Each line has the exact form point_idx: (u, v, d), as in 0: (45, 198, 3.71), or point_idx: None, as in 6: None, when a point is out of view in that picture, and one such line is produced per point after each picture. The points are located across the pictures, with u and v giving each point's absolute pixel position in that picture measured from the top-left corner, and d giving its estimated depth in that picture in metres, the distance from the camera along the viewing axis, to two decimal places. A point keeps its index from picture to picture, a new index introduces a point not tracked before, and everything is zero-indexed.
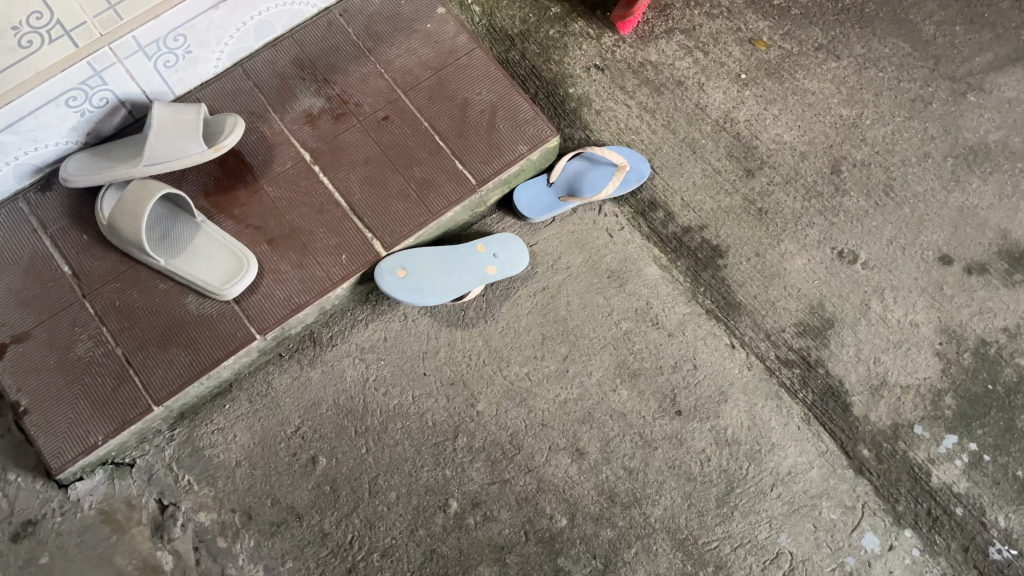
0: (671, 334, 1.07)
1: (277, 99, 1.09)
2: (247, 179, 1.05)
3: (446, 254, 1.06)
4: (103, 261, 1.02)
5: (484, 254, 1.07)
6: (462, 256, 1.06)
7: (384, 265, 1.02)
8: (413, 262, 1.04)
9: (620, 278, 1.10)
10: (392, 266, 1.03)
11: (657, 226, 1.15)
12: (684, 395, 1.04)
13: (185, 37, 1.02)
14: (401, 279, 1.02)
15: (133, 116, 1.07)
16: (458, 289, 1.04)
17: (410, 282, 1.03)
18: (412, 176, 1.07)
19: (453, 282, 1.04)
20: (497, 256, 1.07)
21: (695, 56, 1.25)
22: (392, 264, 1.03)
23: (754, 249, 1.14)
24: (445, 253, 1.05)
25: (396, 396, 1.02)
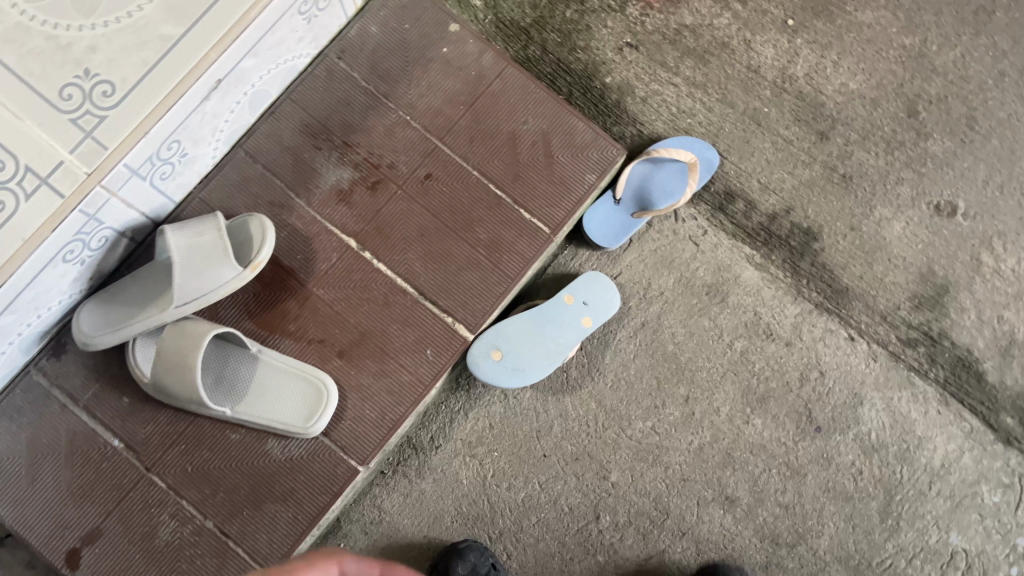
0: (789, 344, 0.99)
1: (297, 179, 0.93)
2: (293, 285, 0.90)
3: (533, 317, 0.93)
4: (157, 423, 0.87)
5: (574, 304, 0.94)
6: (552, 311, 0.93)
7: (473, 352, 0.91)
8: (503, 340, 0.91)
9: (719, 293, 1.00)
10: (481, 351, 0.91)
11: (741, 219, 1.03)
12: (818, 408, 0.97)
13: (179, 142, 0.84)
14: (497, 363, 0.90)
15: (135, 240, 0.90)
16: (559, 355, 0.92)
17: (507, 364, 0.91)
18: (477, 239, 0.92)
19: (551, 348, 0.92)
20: (588, 301, 0.95)
21: (734, 9, 1.09)
22: (481, 348, 0.91)
23: (848, 223, 1.04)
24: (532, 316, 0.93)
25: (522, 488, 0.92)
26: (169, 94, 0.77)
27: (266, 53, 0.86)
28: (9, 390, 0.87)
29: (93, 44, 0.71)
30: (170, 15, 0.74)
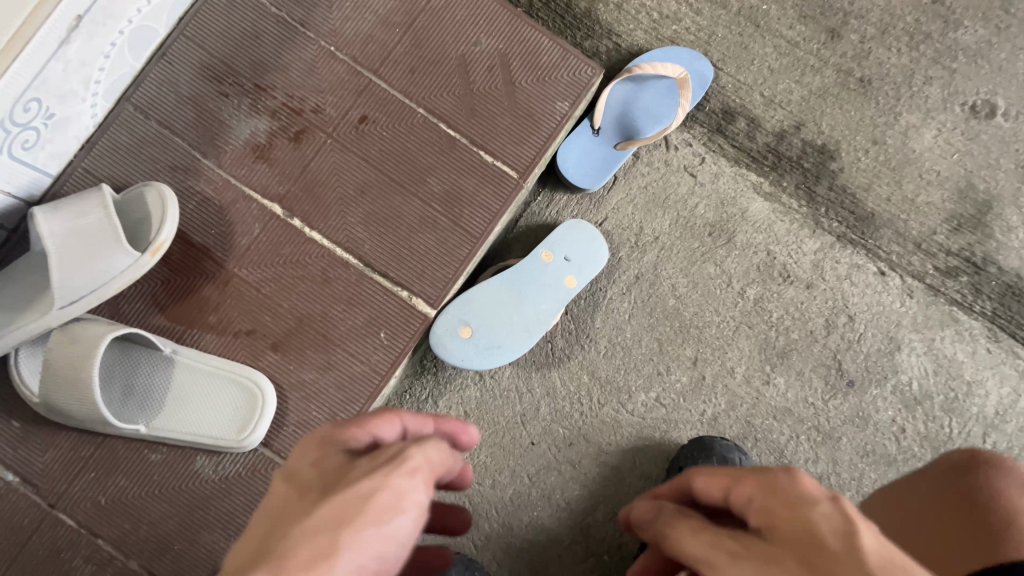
0: (810, 286, 0.84)
1: (203, 136, 0.75)
2: (209, 268, 0.74)
3: (504, 282, 0.77)
4: (58, 448, 0.71)
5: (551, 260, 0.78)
6: (531, 275, 0.77)
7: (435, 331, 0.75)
8: (470, 313, 0.75)
9: (724, 232, 0.84)
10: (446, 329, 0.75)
11: (743, 140, 0.87)
12: (849, 359, 0.82)
13: (40, 99, 0.65)
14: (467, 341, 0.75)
15: (6, 227, 0.72)
16: (539, 323, 0.76)
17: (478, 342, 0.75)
18: (430, 192, 0.76)
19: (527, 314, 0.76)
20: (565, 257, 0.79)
21: None
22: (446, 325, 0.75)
23: (869, 136, 0.88)
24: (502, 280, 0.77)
25: (509, 484, 0.78)
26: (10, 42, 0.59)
27: None
28: None
29: None
30: None
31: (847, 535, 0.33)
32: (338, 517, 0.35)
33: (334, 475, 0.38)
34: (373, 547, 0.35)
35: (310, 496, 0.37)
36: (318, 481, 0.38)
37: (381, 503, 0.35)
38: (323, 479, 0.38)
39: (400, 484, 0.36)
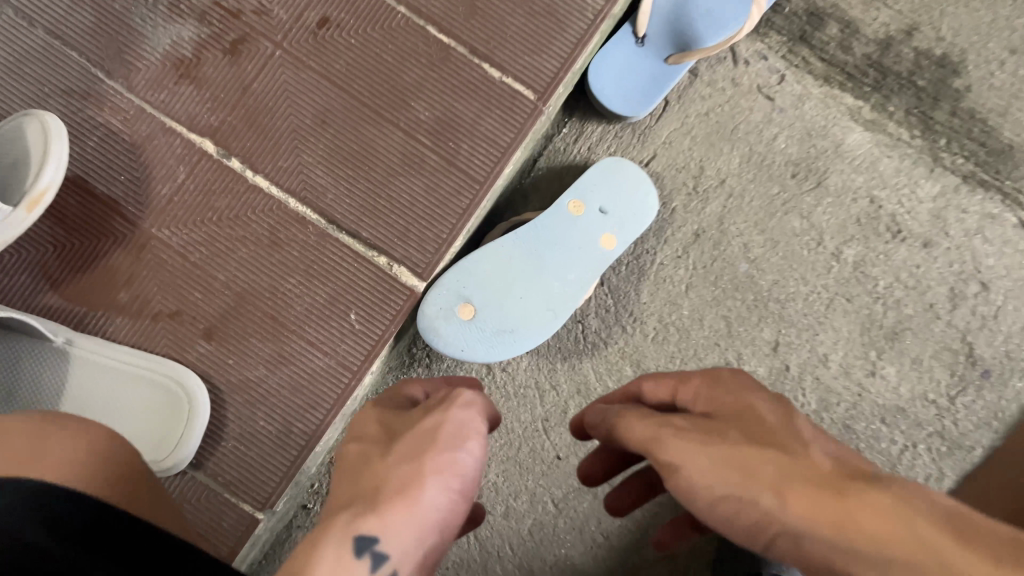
0: (929, 244, 0.62)
1: (105, 47, 0.55)
2: (117, 228, 0.54)
3: (521, 243, 0.57)
4: None
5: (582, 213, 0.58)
6: (556, 233, 0.57)
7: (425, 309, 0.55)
8: (474, 287, 0.55)
9: (812, 173, 0.63)
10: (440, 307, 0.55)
11: (832, 52, 0.64)
12: (984, 342, 0.61)
13: None
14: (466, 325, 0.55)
15: None
16: (566, 301, 0.56)
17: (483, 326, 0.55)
18: (415, 121, 0.56)
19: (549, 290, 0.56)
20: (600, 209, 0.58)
21: None
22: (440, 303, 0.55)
23: (1007, 42, 0.63)
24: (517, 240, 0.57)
25: (529, 511, 0.59)
26: None
27: None
28: None
29: None
30: None
31: (784, 414, 0.31)
32: (414, 452, 0.29)
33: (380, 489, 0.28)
34: (456, 474, 0.29)
35: (354, 515, 0.27)
36: (377, 432, 0.32)
37: (454, 440, 0.30)
38: (378, 430, 0.32)
39: (468, 439, 0.30)
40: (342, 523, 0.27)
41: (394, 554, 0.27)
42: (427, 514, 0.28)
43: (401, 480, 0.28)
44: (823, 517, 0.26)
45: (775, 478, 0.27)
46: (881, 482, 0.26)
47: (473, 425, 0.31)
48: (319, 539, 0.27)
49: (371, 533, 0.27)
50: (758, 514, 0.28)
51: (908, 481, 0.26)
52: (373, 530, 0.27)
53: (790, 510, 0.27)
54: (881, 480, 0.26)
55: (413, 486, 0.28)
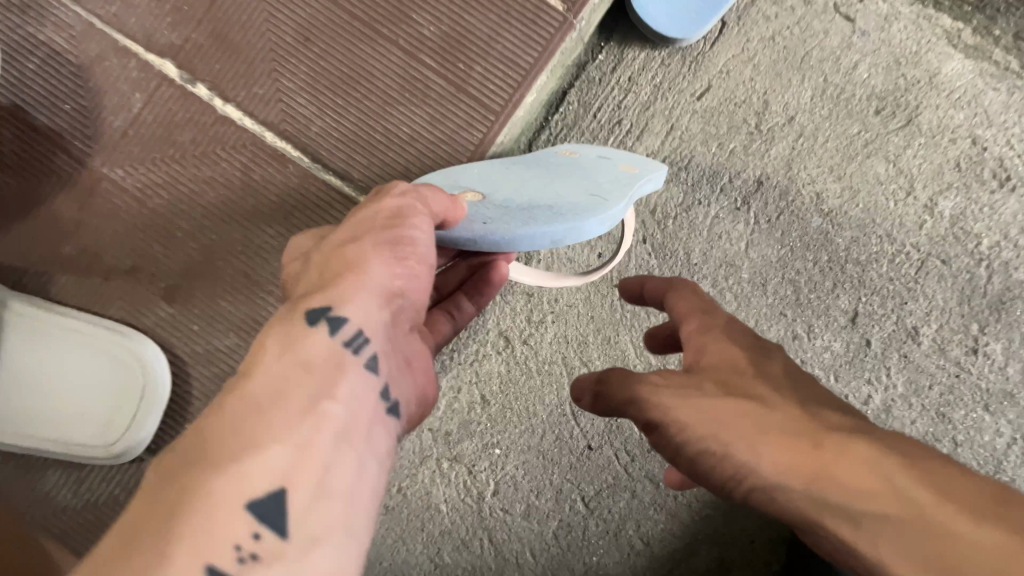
0: None
1: None
2: (59, 168, 0.46)
3: (540, 168, 0.41)
4: None
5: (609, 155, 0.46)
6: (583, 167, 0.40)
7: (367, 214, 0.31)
8: (464, 176, 0.39)
9: (904, 107, 0.52)
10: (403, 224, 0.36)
11: None
12: None
13: None
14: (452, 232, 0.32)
15: None
16: (617, 197, 0.32)
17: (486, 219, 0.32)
18: (416, 37, 0.45)
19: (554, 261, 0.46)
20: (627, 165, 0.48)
21: None
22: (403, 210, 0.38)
23: None
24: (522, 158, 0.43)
25: (555, 511, 0.50)
26: None
27: None
28: None
29: None
30: None
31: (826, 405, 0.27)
32: (358, 230, 0.30)
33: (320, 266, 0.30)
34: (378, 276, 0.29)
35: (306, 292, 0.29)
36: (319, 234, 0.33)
37: (395, 231, 0.30)
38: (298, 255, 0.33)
39: (413, 218, 0.30)
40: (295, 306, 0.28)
41: (350, 317, 0.28)
42: (380, 289, 0.29)
43: (349, 258, 0.29)
44: (803, 472, 0.24)
45: (753, 434, 0.25)
46: (877, 437, 0.25)
47: (421, 199, 0.31)
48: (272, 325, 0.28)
49: (324, 304, 0.28)
50: (732, 470, 0.26)
51: (977, 478, 0.23)
52: (324, 303, 0.28)
53: (766, 464, 0.25)
54: (880, 439, 0.24)
55: (359, 264, 0.29)
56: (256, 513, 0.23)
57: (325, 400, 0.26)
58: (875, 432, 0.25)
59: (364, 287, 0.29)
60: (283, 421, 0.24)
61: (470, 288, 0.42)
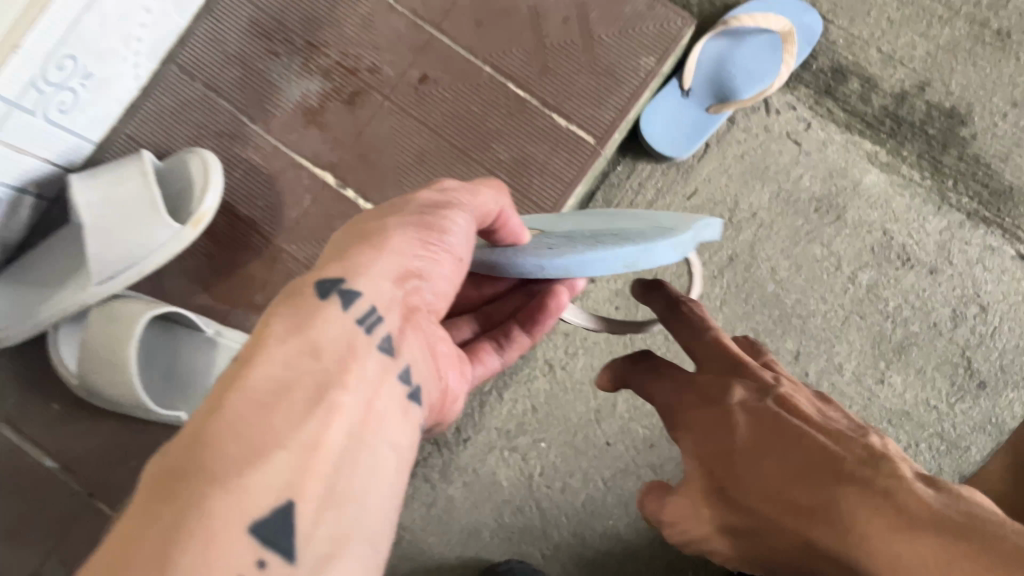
0: (935, 270, 0.72)
1: (248, 97, 0.69)
2: (254, 242, 0.68)
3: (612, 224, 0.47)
4: (92, 439, 0.67)
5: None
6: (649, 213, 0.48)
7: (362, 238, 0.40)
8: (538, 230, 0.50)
9: (833, 207, 0.74)
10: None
11: (855, 104, 0.76)
12: (982, 356, 0.71)
13: (73, 57, 0.61)
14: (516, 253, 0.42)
15: (45, 198, 0.68)
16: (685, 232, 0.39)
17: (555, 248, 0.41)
18: (496, 159, 0.68)
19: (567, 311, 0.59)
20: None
21: None
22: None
23: (1007, 98, 0.75)
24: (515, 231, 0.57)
25: (582, 488, 0.70)
26: None
27: None
28: None
29: None
30: None
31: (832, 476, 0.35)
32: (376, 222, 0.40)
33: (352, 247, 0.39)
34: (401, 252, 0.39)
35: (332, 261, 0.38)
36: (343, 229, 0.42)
37: (431, 215, 0.41)
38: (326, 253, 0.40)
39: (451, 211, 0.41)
40: (313, 278, 0.36)
41: (363, 291, 0.37)
42: (397, 266, 0.39)
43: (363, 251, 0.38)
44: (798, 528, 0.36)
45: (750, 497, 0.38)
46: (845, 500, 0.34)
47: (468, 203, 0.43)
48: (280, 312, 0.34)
49: (339, 280, 0.36)
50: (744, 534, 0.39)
51: (906, 489, 0.33)
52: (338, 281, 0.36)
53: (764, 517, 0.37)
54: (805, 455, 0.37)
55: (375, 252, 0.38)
56: (258, 534, 0.28)
57: (343, 384, 0.34)
58: (846, 472, 0.35)
59: (380, 269, 0.38)
60: (298, 419, 0.31)
61: (524, 320, 0.53)
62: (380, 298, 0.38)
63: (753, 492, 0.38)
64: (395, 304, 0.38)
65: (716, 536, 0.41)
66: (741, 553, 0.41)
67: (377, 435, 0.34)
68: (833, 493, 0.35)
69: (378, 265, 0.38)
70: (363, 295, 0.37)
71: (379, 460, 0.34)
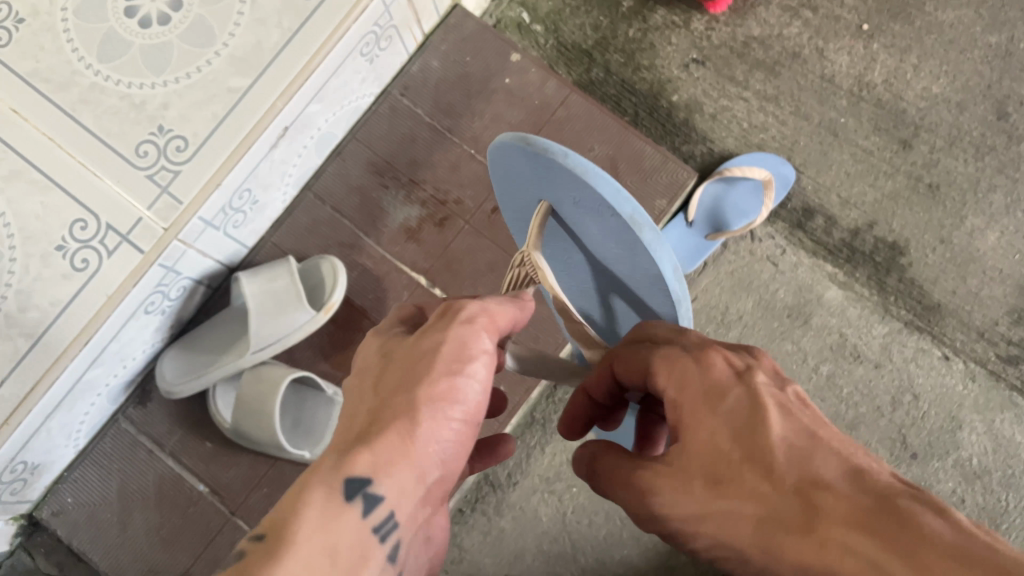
0: (878, 366, 0.95)
1: (364, 219, 0.94)
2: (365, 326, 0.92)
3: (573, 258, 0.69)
4: (238, 467, 0.90)
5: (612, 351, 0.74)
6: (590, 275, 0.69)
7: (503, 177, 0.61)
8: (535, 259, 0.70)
9: (802, 314, 0.96)
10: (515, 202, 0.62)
11: (821, 235, 0.99)
12: (913, 434, 0.93)
13: (250, 189, 0.86)
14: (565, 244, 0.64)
15: (211, 287, 0.92)
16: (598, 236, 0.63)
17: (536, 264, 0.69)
18: None
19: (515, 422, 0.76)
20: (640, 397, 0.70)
21: (804, 16, 1.05)
22: (511, 207, 0.64)
23: (936, 235, 0.98)
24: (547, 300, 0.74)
25: (604, 524, 0.91)
26: (246, 134, 0.82)
27: (330, 96, 0.88)
28: (99, 439, 0.91)
29: (165, 100, 0.79)
30: (236, 68, 0.81)
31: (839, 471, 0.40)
32: (420, 379, 0.48)
33: (382, 413, 0.48)
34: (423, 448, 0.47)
35: (365, 445, 0.46)
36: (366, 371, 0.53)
37: (458, 374, 0.49)
38: (352, 414, 0.50)
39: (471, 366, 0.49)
40: (341, 469, 0.44)
41: (387, 494, 0.45)
42: (418, 470, 0.47)
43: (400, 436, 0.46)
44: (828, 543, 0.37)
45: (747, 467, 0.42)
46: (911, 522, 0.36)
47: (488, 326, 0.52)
48: (320, 490, 0.43)
49: (370, 478, 0.45)
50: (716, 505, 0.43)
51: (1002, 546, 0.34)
52: (366, 475, 0.45)
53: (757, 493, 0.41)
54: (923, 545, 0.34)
55: (411, 446, 0.46)
56: None
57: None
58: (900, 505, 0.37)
59: (406, 469, 0.46)
60: None
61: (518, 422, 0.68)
62: (396, 493, 0.46)
63: (762, 468, 0.42)
64: (404, 493, 0.46)
65: (709, 517, 0.43)
66: (716, 535, 0.43)
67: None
68: (885, 519, 0.36)
69: (398, 455, 0.46)
70: (383, 496, 0.45)
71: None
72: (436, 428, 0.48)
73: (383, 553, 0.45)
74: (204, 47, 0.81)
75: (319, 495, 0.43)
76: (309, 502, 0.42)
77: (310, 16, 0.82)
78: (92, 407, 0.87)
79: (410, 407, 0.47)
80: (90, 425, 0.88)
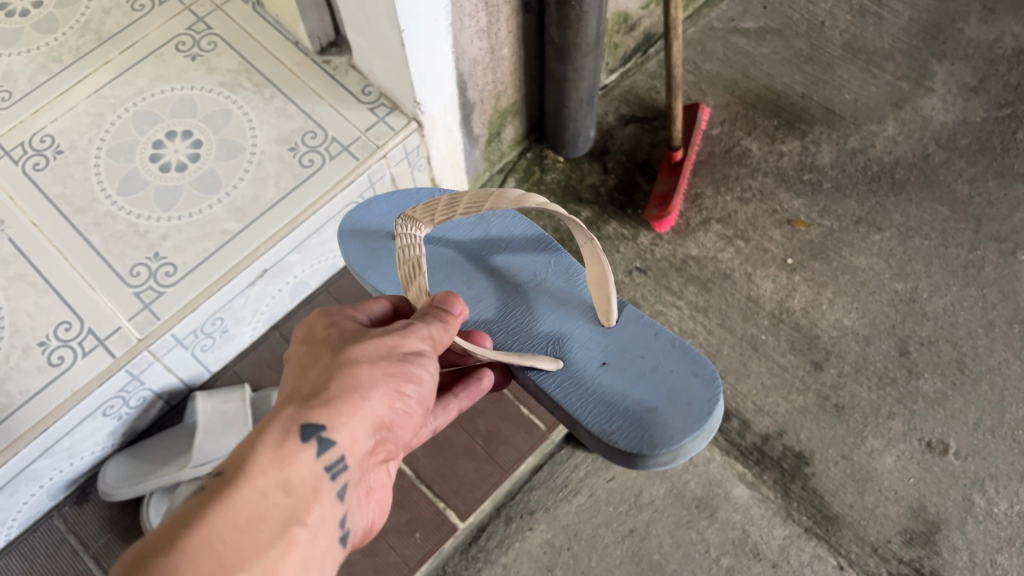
0: (776, 565, 1.01)
1: None
2: None
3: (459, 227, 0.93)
4: None
5: (497, 252, 0.92)
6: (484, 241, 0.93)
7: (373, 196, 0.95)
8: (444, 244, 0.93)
9: (708, 507, 1.03)
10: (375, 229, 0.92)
11: (735, 437, 1.08)
12: None
13: (222, 318, 0.96)
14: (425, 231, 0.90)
15: (169, 403, 1.00)
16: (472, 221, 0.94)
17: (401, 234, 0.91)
18: (476, 429, 1.04)
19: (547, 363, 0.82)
20: (530, 236, 0.94)
21: (737, 245, 1.21)
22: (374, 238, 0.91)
23: (839, 451, 1.07)
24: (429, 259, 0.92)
25: None
26: (227, 269, 0.91)
27: (310, 250, 1.00)
28: (31, 530, 0.96)
29: (165, 232, 0.94)
30: (232, 215, 0.95)
31: None
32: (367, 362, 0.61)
33: (326, 381, 0.60)
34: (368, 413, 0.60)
35: (322, 405, 0.58)
36: (311, 343, 0.65)
37: (401, 364, 0.62)
38: (301, 379, 0.61)
39: (412, 356, 0.63)
40: (299, 421, 0.57)
41: (338, 439, 0.57)
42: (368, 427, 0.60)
43: (349, 398, 0.59)
44: None
45: None
46: None
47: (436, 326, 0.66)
48: (284, 436, 0.56)
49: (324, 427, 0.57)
50: None
51: None
52: (322, 426, 0.57)
53: None
54: None
55: (361, 406, 0.59)
56: None
57: (296, 510, 0.54)
58: None
59: (356, 426, 0.59)
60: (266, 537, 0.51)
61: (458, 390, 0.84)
62: (345, 441, 0.58)
63: None
64: (351, 442, 0.59)
65: None
66: None
67: (310, 547, 0.54)
68: None
69: (347, 412, 0.58)
70: (335, 442, 0.57)
71: (312, 564, 0.53)
72: (377, 391, 0.60)
73: (335, 488, 0.57)
74: (208, 194, 0.96)
75: (276, 443, 0.55)
76: (264, 450, 0.55)
77: (304, 180, 0.96)
78: (30, 498, 0.92)
79: (357, 383, 0.60)
80: (25, 515, 0.93)
